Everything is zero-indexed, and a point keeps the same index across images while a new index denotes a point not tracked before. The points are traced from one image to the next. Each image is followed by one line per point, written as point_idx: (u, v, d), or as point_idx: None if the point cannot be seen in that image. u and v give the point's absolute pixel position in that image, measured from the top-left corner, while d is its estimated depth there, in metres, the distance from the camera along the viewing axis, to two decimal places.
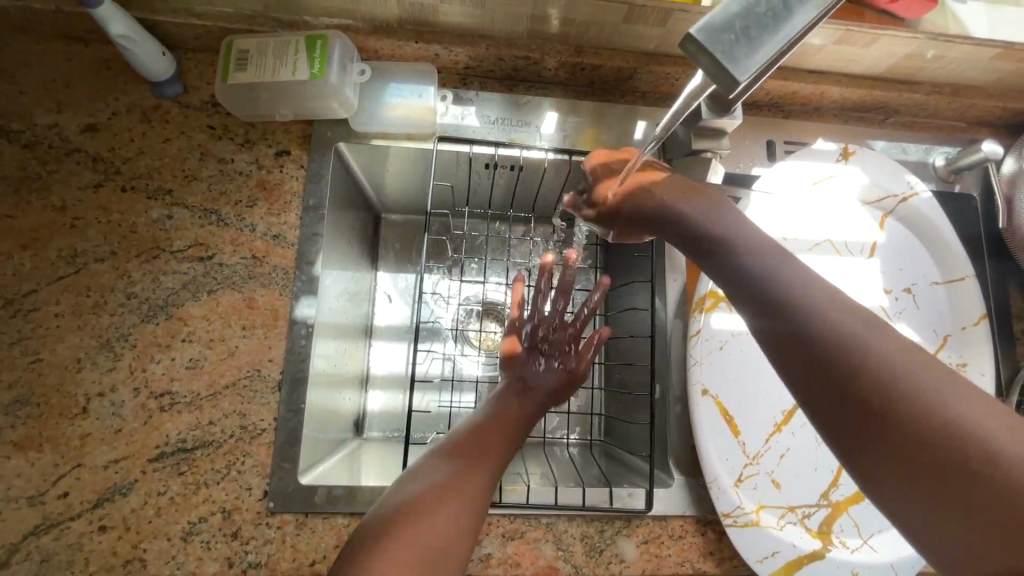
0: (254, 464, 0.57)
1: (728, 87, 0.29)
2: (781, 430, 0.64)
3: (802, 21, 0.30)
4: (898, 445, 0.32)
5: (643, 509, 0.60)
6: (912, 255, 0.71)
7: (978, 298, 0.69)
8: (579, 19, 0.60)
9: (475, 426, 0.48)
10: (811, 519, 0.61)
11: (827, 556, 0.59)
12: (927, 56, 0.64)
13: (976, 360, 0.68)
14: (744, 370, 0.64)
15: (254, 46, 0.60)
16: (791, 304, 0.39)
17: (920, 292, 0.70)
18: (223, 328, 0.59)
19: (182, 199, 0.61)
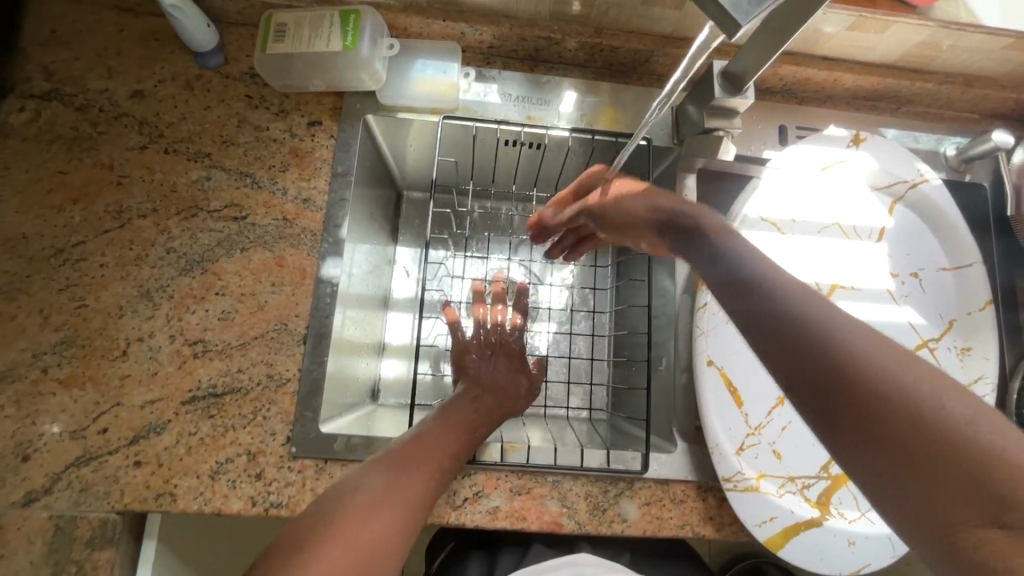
0: (279, 412, 0.61)
1: (728, 31, 0.32)
2: (783, 403, 0.65)
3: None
4: (870, 426, 0.37)
5: (642, 470, 0.62)
6: (920, 241, 0.72)
7: (985, 284, 0.70)
8: (599, 2, 0.63)
9: (438, 441, 0.55)
10: (810, 490, 0.62)
11: (824, 525, 0.61)
12: (940, 45, 0.66)
13: (980, 345, 0.69)
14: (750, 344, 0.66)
15: (291, 20, 0.64)
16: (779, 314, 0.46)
17: (926, 277, 0.72)
18: (254, 283, 0.63)
19: (220, 162, 0.65)
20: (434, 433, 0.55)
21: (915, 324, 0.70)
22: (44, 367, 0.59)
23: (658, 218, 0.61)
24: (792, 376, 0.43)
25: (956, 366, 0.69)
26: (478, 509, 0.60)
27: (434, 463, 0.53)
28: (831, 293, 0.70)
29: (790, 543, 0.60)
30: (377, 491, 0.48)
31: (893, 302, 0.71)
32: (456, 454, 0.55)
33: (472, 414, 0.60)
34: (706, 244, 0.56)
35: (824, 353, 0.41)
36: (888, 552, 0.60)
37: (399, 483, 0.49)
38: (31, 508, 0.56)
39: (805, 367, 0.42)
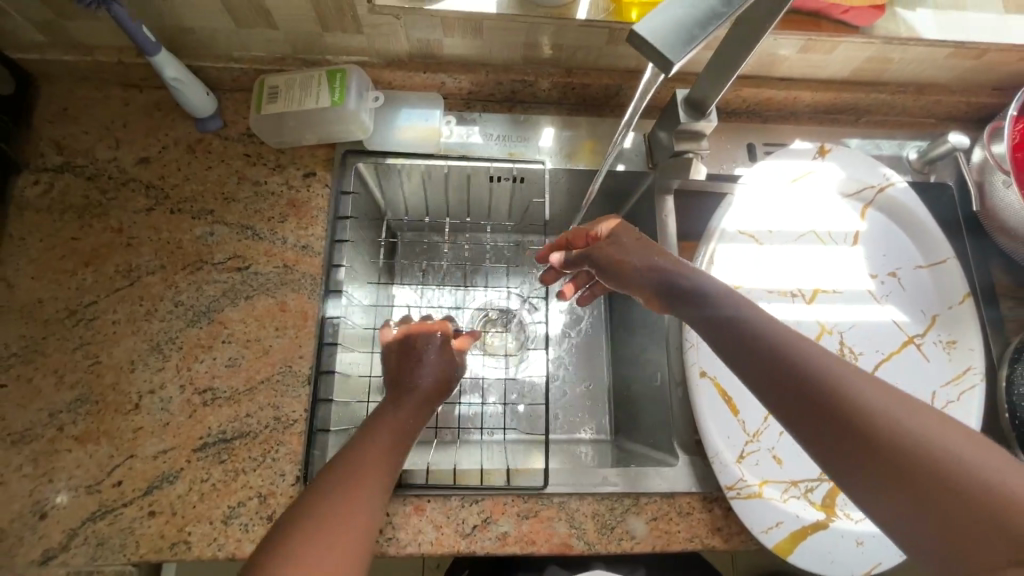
0: (287, 452, 0.62)
1: (663, 67, 0.36)
2: None
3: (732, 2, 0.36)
4: (884, 465, 0.41)
5: (543, 488, 0.62)
6: (894, 242, 0.75)
7: (962, 278, 0.72)
8: (566, 45, 0.68)
9: (372, 459, 0.50)
10: (814, 493, 0.63)
11: (831, 527, 0.61)
12: (887, 59, 0.70)
13: (964, 336, 0.70)
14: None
15: (282, 82, 0.68)
16: (773, 358, 0.48)
17: (903, 276, 0.74)
18: (258, 330, 0.66)
19: (222, 218, 0.69)
20: (366, 451, 0.51)
21: (898, 322, 0.72)
22: (60, 425, 0.61)
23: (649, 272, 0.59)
24: (809, 430, 0.45)
25: (943, 360, 0.70)
26: (488, 536, 0.61)
27: (373, 486, 0.49)
28: (814, 298, 0.73)
29: (797, 548, 0.60)
30: (331, 487, 0.47)
31: (875, 301, 0.73)
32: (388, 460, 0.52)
33: (399, 413, 0.56)
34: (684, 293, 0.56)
35: (828, 401, 0.44)
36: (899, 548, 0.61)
37: (356, 478, 0.48)
38: (49, 566, 0.57)
39: (820, 423, 0.44)
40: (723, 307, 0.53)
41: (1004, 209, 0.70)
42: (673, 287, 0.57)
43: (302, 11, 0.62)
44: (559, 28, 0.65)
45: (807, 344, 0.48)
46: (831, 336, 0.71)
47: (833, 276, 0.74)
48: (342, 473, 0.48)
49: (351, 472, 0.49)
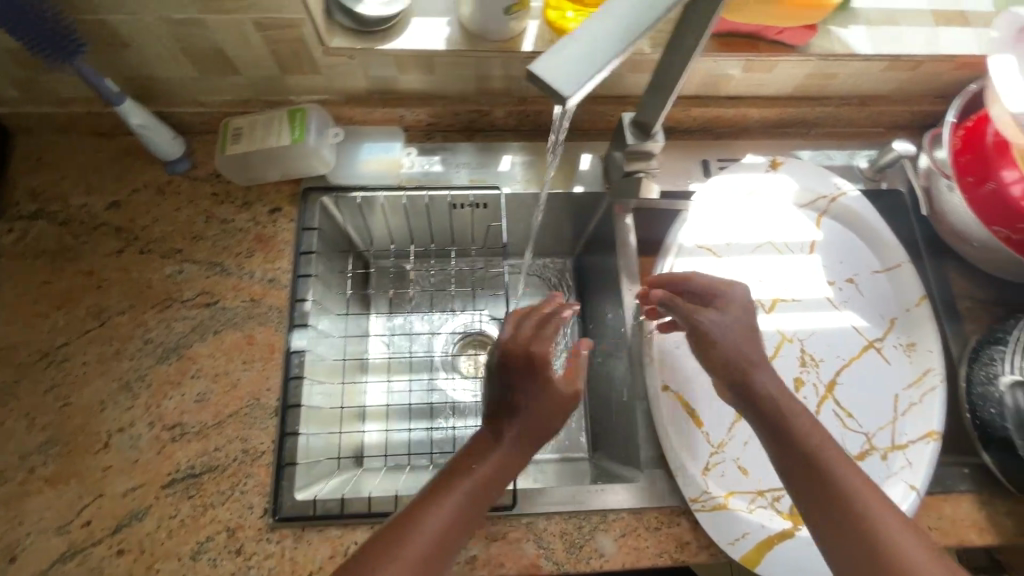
0: (255, 484, 0.63)
1: (559, 97, 0.36)
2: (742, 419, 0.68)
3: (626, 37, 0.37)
4: (849, 526, 0.49)
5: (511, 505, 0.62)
6: (850, 250, 0.77)
7: (917, 281, 0.74)
8: (517, 76, 0.71)
9: (462, 501, 0.51)
10: (781, 502, 0.64)
11: (799, 535, 0.61)
12: (827, 74, 0.73)
13: (923, 338, 0.71)
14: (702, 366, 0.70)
15: (246, 123, 0.70)
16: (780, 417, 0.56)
17: (861, 281, 0.75)
18: (226, 364, 0.67)
19: (191, 257, 0.71)
20: (438, 499, 0.50)
21: (857, 326, 0.73)
22: (30, 468, 0.61)
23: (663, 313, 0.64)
24: (801, 483, 0.53)
25: (904, 363, 0.71)
26: (456, 561, 0.61)
27: (455, 537, 0.49)
28: (774, 307, 0.74)
29: (764, 558, 0.60)
30: (384, 541, 0.47)
31: (835, 308, 0.74)
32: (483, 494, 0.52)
33: (486, 454, 0.54)
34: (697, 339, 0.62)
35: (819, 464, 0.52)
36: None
37: (415, 531, 0.48)
38: None
39: (810, 479, 0.52)
40: (746, 358, 0.59)
41: (952, 211, 0.72)
42: (697, 329, 0.62)
43: (260, 57, 0.65)
44: (508, 60, 0.68)
45: (807, 414, 0.56)
46: (792, 343, 0.72)
47: (791, 285, 0.75)
48: (405, 520, 0.49)
49: (414, 520, 0.49)
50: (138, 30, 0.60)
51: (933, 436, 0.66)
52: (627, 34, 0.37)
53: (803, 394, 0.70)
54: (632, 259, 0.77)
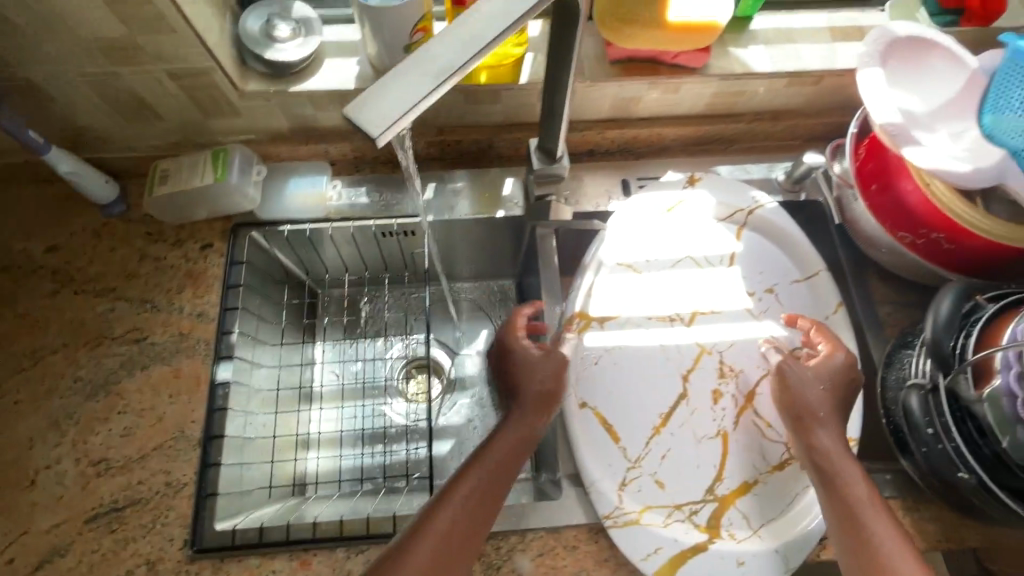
0: (177, 516, 0.64)
1: (369, 131, 0.35)
2: (660, 432, 0.69)
3: (442, 74, 0.36)
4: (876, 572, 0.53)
5: None
6: (770, 260, 0.78)
7: (833, 289, 0.75)
8: (431, 109, 0.74)
9: (455, 519, 0.54)
10: (698, 515, 0.65)
11: (711, 548, 0.63)
12: (732, 92, 0.75)
13: (841, 345, 0.72)
14: (621, 381, 0.71)
15: (173, 166, 0.74)
16: (823, 469, 0.60)
17: (781, 291, 0.77)
18: (153, 398, 0.69)
19: (123, 295, 0.74)
20: (451, 508, 0.54)
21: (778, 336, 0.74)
22: None
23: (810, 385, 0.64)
24: (840, 533, 0.56)
25: None
26: None
27: (459, 540, 0.53)
28: (694, 320, 0.75)
29: (677, 572, 0.61)
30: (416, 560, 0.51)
31: (754, 318, 0.75)
32: (483, 503, 0.56)
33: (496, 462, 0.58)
34: (803, 398, 0.63)
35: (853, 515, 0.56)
36: (779, 566, 0.62)
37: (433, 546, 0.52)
38: None
39: (846, 529, 0.56)
40: (815, 406, 0.63)
41: (863, 219, 0.74)
42: (803, 382, 0.64)
43: (179, 103, 0.68)
44: None
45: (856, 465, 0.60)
46: (711, 355, 0.73)
47: (712, 297, 0.76)
48: (421, 530, 0.53)
49: (429, 529, 0.53)
50: (58, 84, 0.63)
51: (847, 443, 0.67)
52: (441, 71, 0.36)
53: (721, 406, 0.70)
54: (555, 278, 0.79)
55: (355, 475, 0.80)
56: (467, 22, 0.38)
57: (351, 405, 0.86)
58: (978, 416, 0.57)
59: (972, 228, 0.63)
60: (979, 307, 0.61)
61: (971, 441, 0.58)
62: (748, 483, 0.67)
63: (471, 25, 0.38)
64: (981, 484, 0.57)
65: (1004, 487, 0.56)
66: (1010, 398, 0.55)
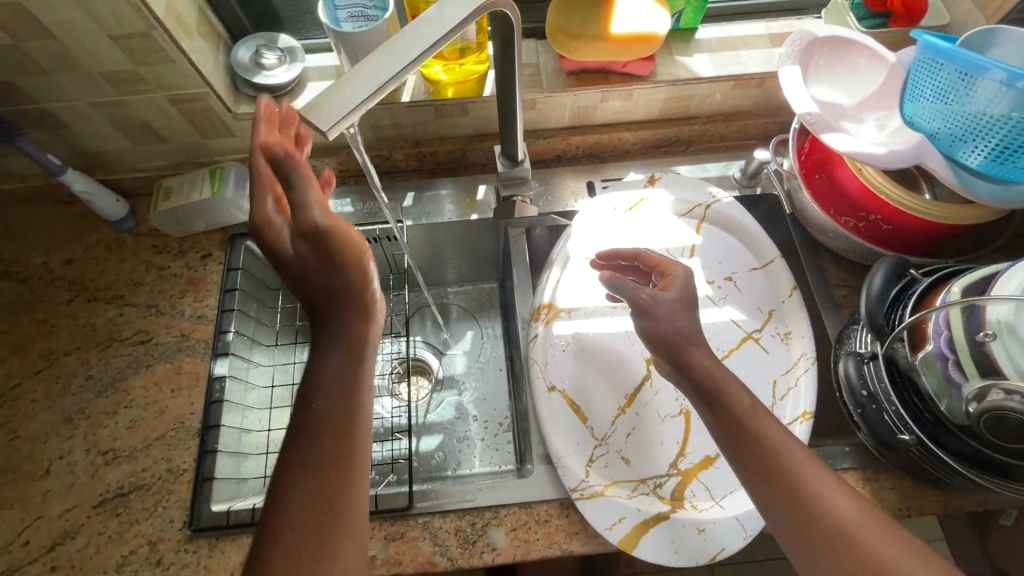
0: (177, 500, 0.69)
1: (320, 127, 0.43)
2: (625, 412, 0.73)
3: (382, 82, 0.45)
4: (783, 496, 0.50)
5: (405, 506, 0.67)
6: (729, 250, 0.83)
7: (789, 274, 0.79)
8: (406, 123, 0.82)
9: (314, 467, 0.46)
10: (663, 488, 0.68)
11: (673, 517, 0.65)
12: (681, 97, 0.82)
13: (797, 326, 0.77)
14: (588, 366, 0.76)
15: (175, 184, 0.82)
16: (708, 394, 0.56)
17: (739, 279, 0.81)
18: (156, 393, 0.75)
19: (131, 301, 0.81)
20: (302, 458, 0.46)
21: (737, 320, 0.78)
22: None
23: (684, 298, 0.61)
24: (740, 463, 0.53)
25: (781, 350, 0.76)
26: None
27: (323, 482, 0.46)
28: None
29: (640, 541, 0.64)
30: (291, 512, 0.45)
31: (715, 304, 0.80)
32: (344, 428, 0.48)
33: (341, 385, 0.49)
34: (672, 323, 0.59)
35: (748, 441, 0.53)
36: (740, 533, 0.64)
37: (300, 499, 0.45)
38: None
39: (744, 456, 0.53)
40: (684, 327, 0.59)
41: (809, 208, 0.79)
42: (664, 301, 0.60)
43: (181, 126, 0.77)
44: (393, 110, 0.79)
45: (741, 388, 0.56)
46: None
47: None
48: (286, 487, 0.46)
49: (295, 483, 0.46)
50: (74, 113, 0.72)
51: (805, 416, 0.70)
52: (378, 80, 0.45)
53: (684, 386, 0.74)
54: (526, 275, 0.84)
55: None
56: (407, 37, 0.46)
57: None
58: (916, 382, 0.61)
59: (902, 207, 0.68)
60: (914, 280, 0.66)
61: (910, 406, 0.61)
62: (711, 457, 0.70)
63: (410, 41, 0.46)
64: (921, 443, 0.60)
65: (941, 447, 0.60)
66: (941, 360, 0.58)
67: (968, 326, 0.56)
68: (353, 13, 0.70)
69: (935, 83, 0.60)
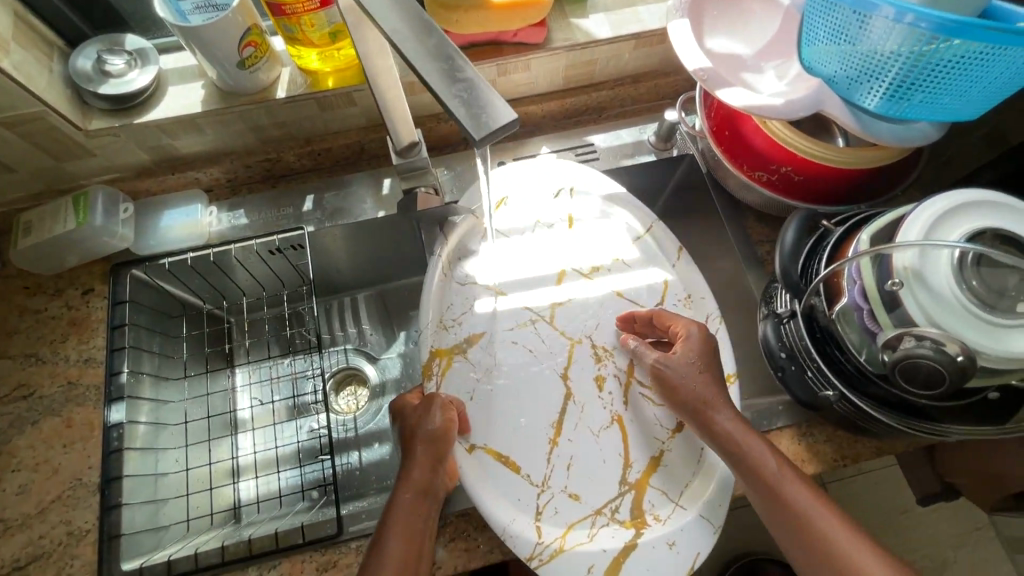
0: (83, 564, 0.63)
1: (469, 133, 0.37)
2: (557, 442, 0.67)
3: (459, 57, 0.39)
4: (809, 548, 0.54)
5: (334, 534, 0.63)
6: (610, 216, 0.78)
7: (671, 236, 0.77)
8: (289, 121, 0.75)
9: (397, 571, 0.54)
10: (620, 511, 0.64)
11: (641, 543, 0.62)
12: (583, 61, 0.78)
13: (696, 288, 0.74)
14: (506, 375, 0.71)
15: (35, 217, 0.73)
16: (736, 458, 0.59)
17: (627, 254, 0.76)
18: (46, 451, 0.68)
19: (5, 353, 0.72)
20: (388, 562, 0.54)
21: (636, 298, 0.74)
22: None
23: (688, 358, 0.64)
24: (773, 520, 0.57)
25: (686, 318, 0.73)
26: None
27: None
28: (554, 317, 0.74)
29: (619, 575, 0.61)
30: None
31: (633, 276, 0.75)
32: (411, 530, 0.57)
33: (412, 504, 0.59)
34: (687, 390, 0.63)
35: (775, 499, 0.56)
36: (710, 530, 0.63)
37: None
38: None
39: (778, 515, 0.56)
40: (704, 391, 0.62)
41: (724, 166, 0.77)
42: (673, 372, 0.64)
43: (25, 153, 0.68)
44: (269, 108, 0.72)
45: (762, 447, 0.59)
46: (582, 345, 0.72)
47: (583, 257, 0.76)
48: None
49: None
50: None
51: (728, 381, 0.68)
52: (462, 61, 0.39)
53: (607, 391, 0.70)
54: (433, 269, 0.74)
55: (279, 495, 0.80)
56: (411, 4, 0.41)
57: (283, 425, 0.85)
58: (835, 334, 0.60)
59: (812, 157, 0.65)
60: (827, 231, 0.64)
61: (831, 361, 0.60)
62: (655, 459, 0.67)
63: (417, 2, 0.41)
64: (843, 396, 0.59)
65: (863, 396, 0.59)
66: (857, 311, 0.57)
67: (878, 274, 0.54)
68: (196, 2, 0.60)
69: (829, 24, 0.57)
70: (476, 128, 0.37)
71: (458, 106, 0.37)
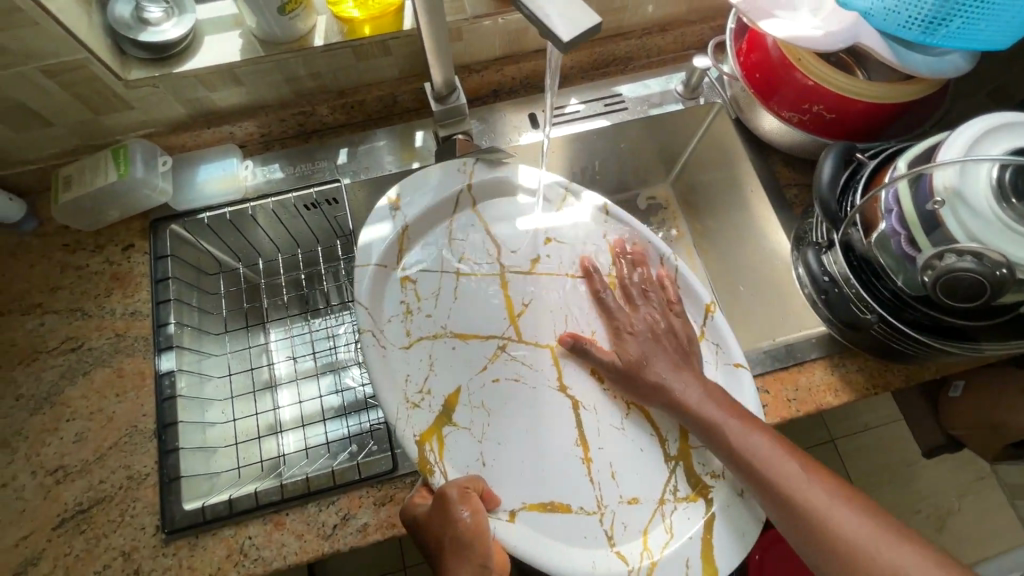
0: (145, 505, 0.65)
1: (559, 38, 0.39)
2: (590, 460, 0.62)
3: None
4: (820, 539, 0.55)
5: (389, 470, 0.65)
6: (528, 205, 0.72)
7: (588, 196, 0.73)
8: (323, 71, 0.76)
9: None
10: (678, 487, 0.61)
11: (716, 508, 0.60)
12: (613, 8, 0.78)
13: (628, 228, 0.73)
14: (490, 409, 0.63)
15: (75, 170, 0.74)
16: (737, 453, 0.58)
17: (558, 233, 0.72)
18: (99, 400, 0.69)
19: (51, 308, 0.73)
20: None
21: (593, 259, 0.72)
22: None
23: (650, 353, 0.64)
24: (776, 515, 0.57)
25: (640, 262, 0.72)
26: (349, 531, 0.64)
27: None
28: (521, 332, 0.67)
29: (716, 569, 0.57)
30: None
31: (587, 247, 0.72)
32: None
33: None
34: (654, 387, 0.63)
35: (776, 491, 0.57)
36: None
37: None
38: None
39: (785, 510, 0.56)
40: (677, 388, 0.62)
41: (753, 110, 0.78)
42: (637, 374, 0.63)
43: (65, 104, 0.68)
44: (305, 57, 0.72)
45: (757, 440, 0.59)
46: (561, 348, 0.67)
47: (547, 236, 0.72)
48: None
49: None
50: None
51: (710, 311, 0.69)
52: None
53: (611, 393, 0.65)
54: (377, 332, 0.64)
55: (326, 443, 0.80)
56: None
57: (325, 377, 0.86)
58: (872, 261, 0.62)
59: (844, 92, 0.67)
60: (860, 164, 0.66)
61: (869, 286, 0.63)
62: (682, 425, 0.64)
63: None
64: (882, 319, 0.61)
65: (901, 319, 0.61)
66: (894, 237, 0.59)
67: (917, 195, 0.57)
68: None
69: None
70: (562, 32, 0.39)
71: (541, 16, 0.39)
